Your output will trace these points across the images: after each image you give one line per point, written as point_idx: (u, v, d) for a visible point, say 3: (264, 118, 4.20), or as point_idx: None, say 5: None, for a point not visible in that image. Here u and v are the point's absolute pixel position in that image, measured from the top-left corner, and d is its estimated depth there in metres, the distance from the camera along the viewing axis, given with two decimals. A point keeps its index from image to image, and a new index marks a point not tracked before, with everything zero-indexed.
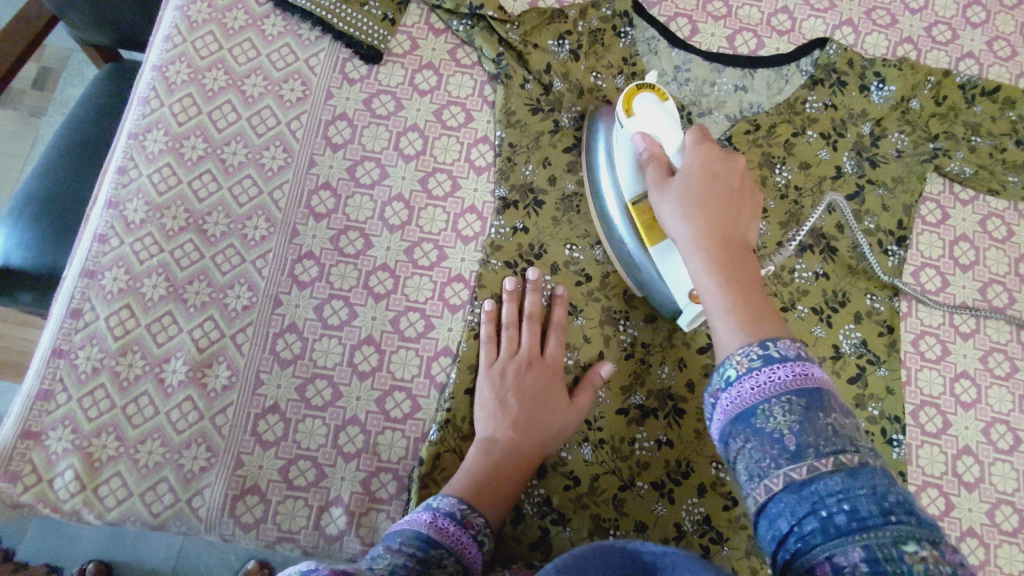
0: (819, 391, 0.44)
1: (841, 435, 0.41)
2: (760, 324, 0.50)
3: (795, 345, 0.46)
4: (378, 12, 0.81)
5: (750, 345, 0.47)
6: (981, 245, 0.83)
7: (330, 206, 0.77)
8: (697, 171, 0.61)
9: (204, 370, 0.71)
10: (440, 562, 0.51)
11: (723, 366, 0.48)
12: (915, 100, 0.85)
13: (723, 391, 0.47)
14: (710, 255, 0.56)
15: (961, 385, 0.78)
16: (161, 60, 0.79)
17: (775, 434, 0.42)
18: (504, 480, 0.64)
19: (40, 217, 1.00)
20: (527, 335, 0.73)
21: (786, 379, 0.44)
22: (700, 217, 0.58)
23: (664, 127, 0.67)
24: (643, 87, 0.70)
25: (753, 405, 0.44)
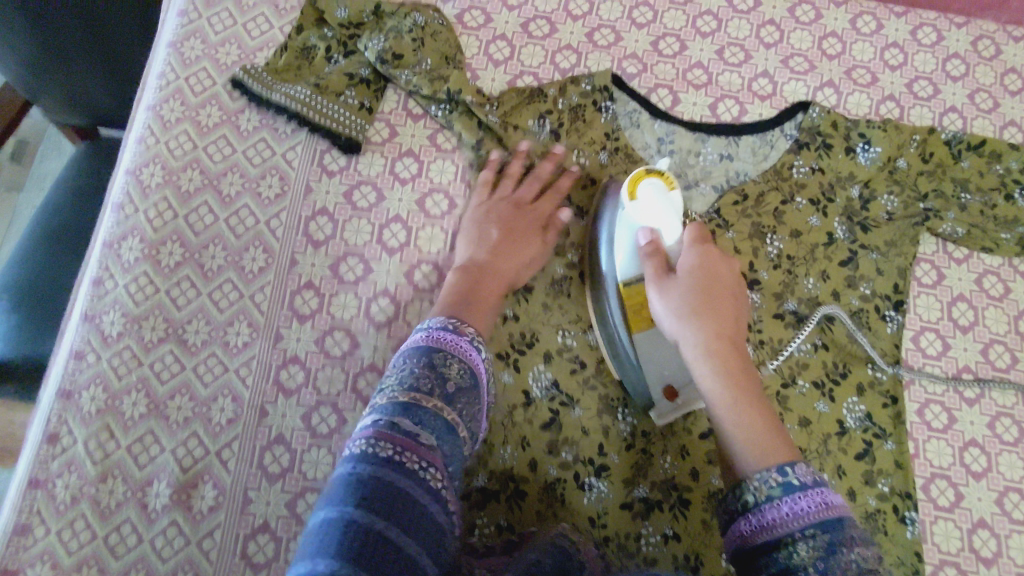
0: (842, 520, 0.48)
1: (866, 572, 0.45)
2: (770, 438, 0.55)
3: (812, 470, 0.51)
4: (355, 102, 0.80)
5: (768, 471, 0.52)
6: (980, 304, 0.81)
7: (314, 306, 0.74)
8: (699, 274, 0.62)
9: (189, 491, 0.68)
10: (444, 365, 0.54)
11: (742, 490, 0.52)
12: (902, 159, 0.84)
13: (745, 516, 0.51)
14: (718, 364, 0.59)
15: (970, 454, 0.76)
16: (134, 163, 0.77)
17: (800, 572, 0.47)
18: (481, 300, 0.68)
19: (21, 305, 0.93)
20: (515, 183, 0.77)
21: (808, 507, 0.48)
22: (703, 322, 0.60)
23: (670, 219, 0.64)
24: (650, 172, 0.66)
25: (777, 531, 0.49)
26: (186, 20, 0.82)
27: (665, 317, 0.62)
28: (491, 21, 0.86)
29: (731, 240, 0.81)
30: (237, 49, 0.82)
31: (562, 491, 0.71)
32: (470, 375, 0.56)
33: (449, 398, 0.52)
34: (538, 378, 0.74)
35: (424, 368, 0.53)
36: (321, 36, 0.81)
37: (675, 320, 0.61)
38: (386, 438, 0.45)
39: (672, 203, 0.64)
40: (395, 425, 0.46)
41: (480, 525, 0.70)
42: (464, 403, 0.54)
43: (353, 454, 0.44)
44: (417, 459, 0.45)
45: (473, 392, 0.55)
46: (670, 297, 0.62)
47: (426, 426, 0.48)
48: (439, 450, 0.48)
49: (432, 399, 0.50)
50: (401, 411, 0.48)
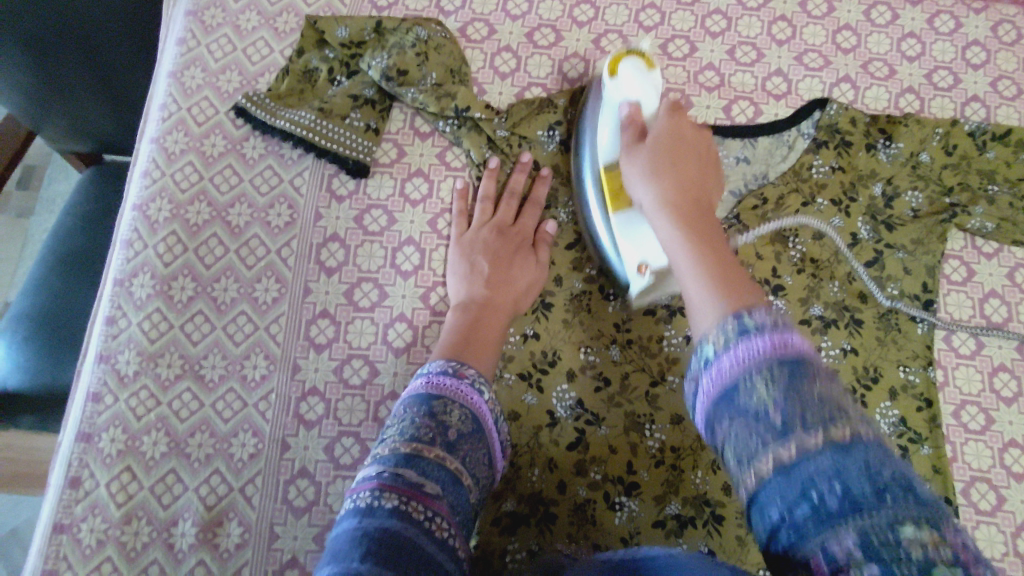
0: (802, 356, 0.37)
1: (830, 405, 0.35)
2: (729, 287, 0.47)
3: (776, 313, 0.40)
4: (360, 123, 0.78)
5: (727, 319, 0.41)
6: (1013, 299, 0.79)
7: (330, 334, 0.73)
8: (669, 137, 0.61)
9: (214, 529, 0.67)
10: (444, 411, 0.55)
11: (699, 348, 0.42)
12: (925, 153, 0.81)
13: (698, 373, 0.41)
14: (677, 219, 0.56)
15: (1011, 455, 0.74)
16: (141, 198, 0.76)
17: (763, 415, 0.36)
18: (482, 339, 0.66)
19: (37, 333, 0.91)
20: (501, 207, 0.76)
21: (764, 346, 0.38)
22: (666, 181, 0.58)
23: (646, 97, 0.65)
24: (632, 52, 0.66)
25: (732, 382, 0.38)
26: (185, 49, 0.81)
27: (633, 178, 0.61)
28: (495, 33, 0.84)
29: (753, 245, 0.79)
30: (239, 76, 0.81)
31: (592, 512, 0.70)
32: (472, 420, 0.57)
33: (451, 446, 0.53)
34: (562, 398, 0.73)
35: (425, 416, 0.54)
36: (323, 58, 0.80)
37: (643, 180, 0.60)
38: (389, 488, 0.47)
39: (652, 84, 0.65)
40: (399, 476, 0.48)
41: (512, 551, 0.68)
42: (467, 450, 0.55)
43: (358, 507, 0.46)
44: (421, 509, 0.46)
45: (477, 439, 0.56)
46: (638, 160, 0.61)
47: (430, 476, 0.49)
48: (444, 499, 0.49)
49: (434, 449, 0.51)
50: (403, 460, 0.49)
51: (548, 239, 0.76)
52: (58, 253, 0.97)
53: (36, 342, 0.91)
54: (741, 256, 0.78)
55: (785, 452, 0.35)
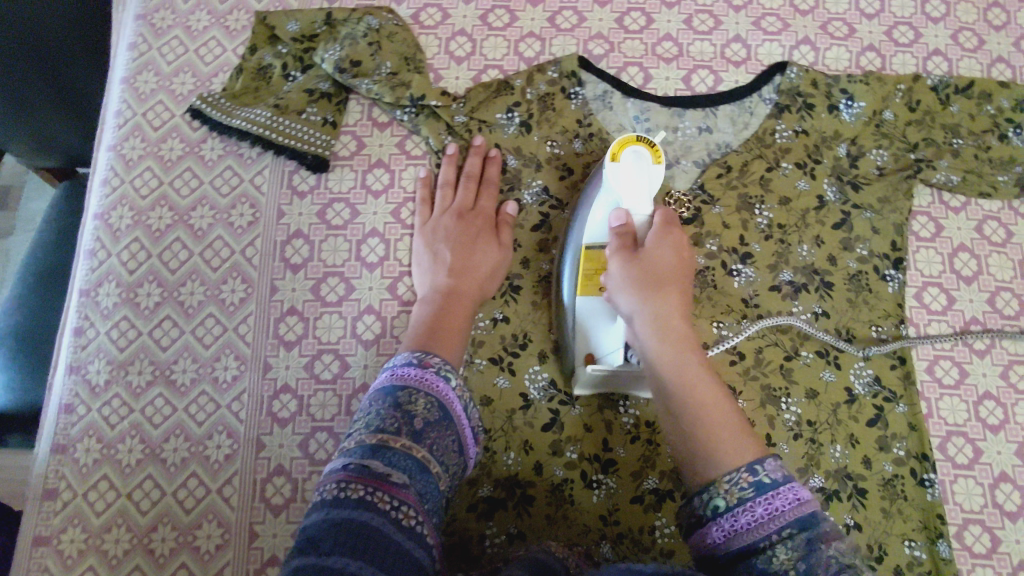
0: (813, 515, 0.46)
1: (847, 565, 0.42)
2: (727, 429, 0.53)
3: (779, 466, 0.50)
4: (317, 118, 0.78)
5: (739, 472, 0.50)
6: (982, 252, 0.79)
7: (299, 331, 0.73)
8: (660, 253, 0.63)
9: (193, 532, 0.68)
10: (410, 402, 0.55)
11: (710, 495, 0.50)
12: (888, 111, 0.81)
13: (715, 521, 0.49)
14: (669, 341, 0.59)
15: (986, 407, 0.74)
16: (101, 208, 0.76)
17: (780, 572, 0.44)
18: (446, 328, 0.66)
19: (20, 350, 0.89)
20: (461, 193, 0.75)
21: (781, 508, 0.47)
22: (660, 300, 0.61)
23: (643, 195, 0.65)
24: (641, 139, 0.65)
25: (750, 542, 0.47)
26: (137, 53, 0.81)
27: (620, 284, 0.62)
28: (448, 17, 0.83)
29: (719, 215, 0.78)
30: (192, 78, 0.80)
31: (570, 492, 0.70)
32: (439, 407, 0.56)
33: (418, 435, 0.53)
34: (535, 379, 0.73)
35: (390, 408, 0.54)
36: (277, 54, 0.79)
37: (631, 293, 0.61)
38: (356, 480, 0.47)
39: (652, 176, 0.65)
40: (364, 468, 0.48)
41: (491, 534, 0.69)
42: (436, 438, 0.55)
43: (325, 499, 0.46)
44: (387, 499, 0.47)
45: (445, 426, 0.56)
46: (630, 267, 0.62)
47: (397, 466, 0.49)
48: (412, 488, 0.49)
49: (400, 440, 0.52)
50: (369, 452, 0.50)
51: (509, 223, 0.75)
52: (37, 269, 0.94)
53: (21, 362, 0.89)
54: (709, 226, 0.78)
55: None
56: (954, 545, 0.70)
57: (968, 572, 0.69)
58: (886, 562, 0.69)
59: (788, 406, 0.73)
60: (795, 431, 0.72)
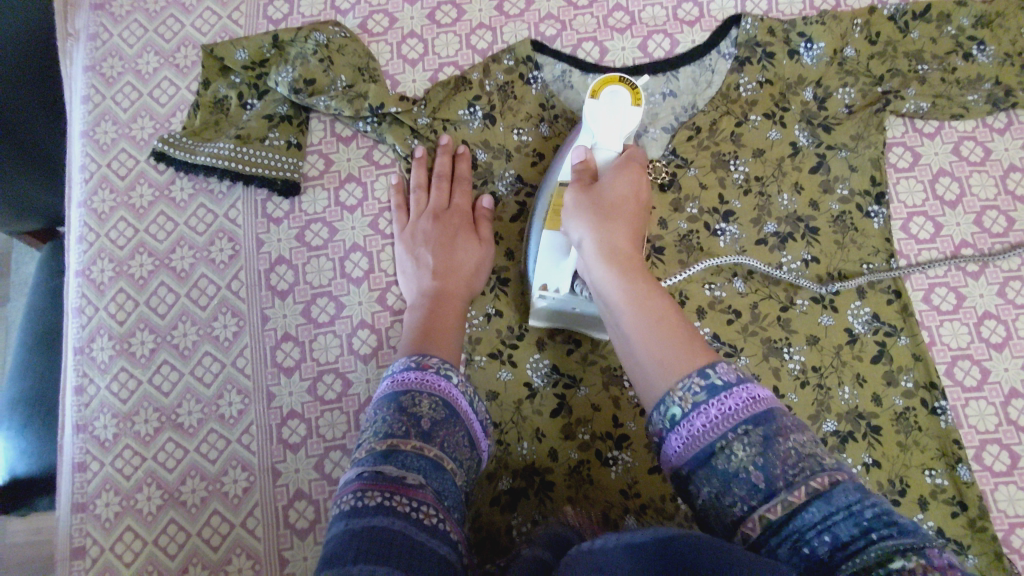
0: (771, 412, 0.44)
1: (803, 457, 0.42)
2: (674, 342, 0.50)
3: (734, 368, 0.47)
4: (281, 142, 0.77)
5: (689, 375, 0.47)
6: (963, 174, 0.78)
7: (297, 356, 0.73)
8: (616, 184, 0.59)
9: (224, 568, 0.68)
10: (415, 404, 0.55)
11: (666, 404, 0.47)
12: (849, 48, 0.80)
13: (672, 431, 0.46)
14: (618, 267, 0.55)
15: (988, 327, 0.74)
16: (83, 264, 0.76)
17: (741, 474, 0.43)
18: (439, 328, 0.66)
19: (31, 416, 0.86)
20: (434, 193, 0.75)
21: (737, 407, 0.44)
22: (611, 224, 0.57)
23: (616, 135, 0.63)
24: (623, 81, 0.63)
25: (710, 442, 0.44)
26: (92, 105, 0.81)
27: (574, 214, 0.59)
28: (396, 21, 0.82)
29: (695, 176, 0.78)
30: (151, 121, 0.80)
31: (587, 472, 0.70)
32: (444, 405, 0.56)
33: (427, 435, 0.53)
34: (536, 367, 0.73)
35: (396, 412, 0.54)
36: (230, 84, 0.79)
37: (583, 221, 0.58)
38: (372, 487, 0.47)
39: (631, 118, 0.63)
40: (379, 474, 0.48)
41: (517, 526, 0.69)
42: (445, 435, 0.55)
43: (344, 510, 0.46)
44: (406, 501, 0.47)
45: (453, 423, 0.56)
46: (583, 196, 0.59)
47: (411, 468, 0.49)
48: (428, 487, 0.49)
49: (410, 442, 0.52)
50: (381, 458, 0.50)
51: (487, 217, 0.75)
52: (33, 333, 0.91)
53: (30, 428, 0.86)
54: (686, 189, 0.78)
55: (772, 505, 0.41)
56: (975, 467, 0.70)
57: (992, 491, 0.70)
58: (910, 494, 0.69)
59: (791, 355, 0.73)
60: (802, 378, 0.72)
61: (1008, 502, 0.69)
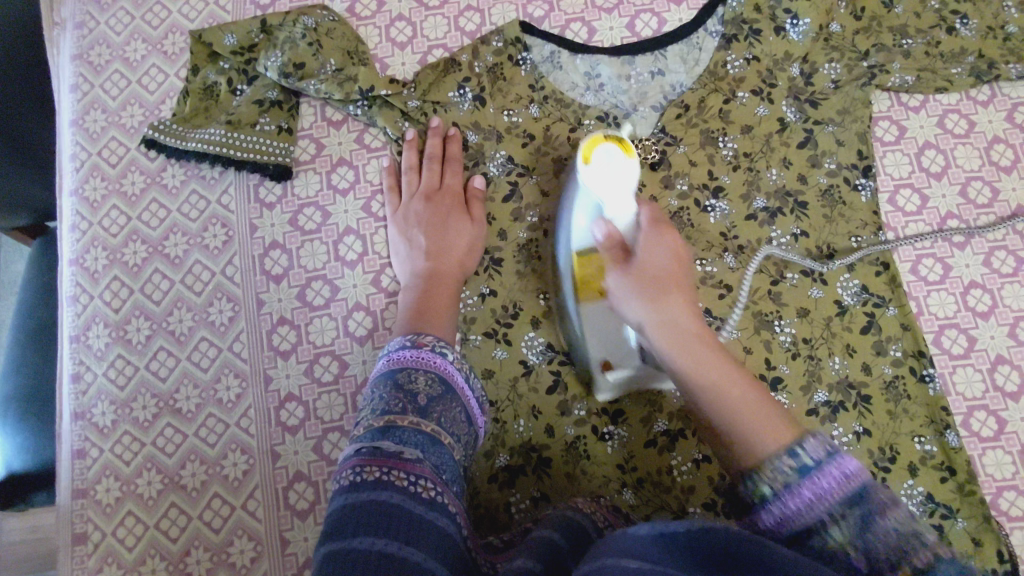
0: (866, 488, 0.42)
1: (906, 536, 0.40)
2: (762, 420, 0.49)
3: (822, 439, 0.44)
4: (272, 127, 0.77)
5: (778, 454, 0.45)
6: (947, 146, 0.79)
7: (293, 339, 0.73)
8: (650, 251, 0.58)
9: (226, 549, 0.68)
10: (411, 382, 0.55)
11: (755, 482, 0.45)
12: (834, 23, 0.81)
13: (764, 510, 0.44)
14: (683, 339, 0.54)
15: (974, 296, 0.75)
16: (76, 252, 0.76)
17: (840, 554, 0.41)
18: (434, 310, 0.67)
19: (26, 412, 0.86)
20: (425, 175, 0.76)
21: (832, 487, 0.42)
22: (665, 303, 0.56)
23: (624, 196, 0.59)
24: (609, 137, 0.60)
25: (805, 522, 0.42)
26: (81, 94, 0.81)
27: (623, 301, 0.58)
28: (384, 5, 0.82)
29: (685, 154, 0.79)
30: (140, 109, 0.80)
31: (584, 448, 0.71)
32: (440, 382, 0.57)
33: (424, 412, 0.54)
34: (532, 345, 0.73)
35: (392, 390, 0.54)
36: (219, 70, 0.79)
37: (635, 306, 0.57)
38: (370, 462, 0.47)
39: (627, 173, 0.59)
40: (377, 450, 0.48)
41: (516, 502, 0.70)
42: (442, 411, 0.55)
43: (343, 486, 0.46)
44: (404, 475, 0.47)
45: (450, 400, 0.56)
46: (625, 270, 0.58)
47: (408, 443, 0.50)
48: (426, 462, 0.50)
49: (407, 418, 0.52)
50: (378, 435, 0.50)
51: (480, 198, 0.76)
52: (26, 329, 0.91)
53: (29, 423, 0.86)
54: (676, 167, 0.78)
55: None
56: (963, 433, 0.72)
57: (980, 456, 0.71)
58: (901, 461, 0.71)
59: (782, 328, 0.74)
60: (793, 350, 0.73)
61: (995, 466, 0.71)
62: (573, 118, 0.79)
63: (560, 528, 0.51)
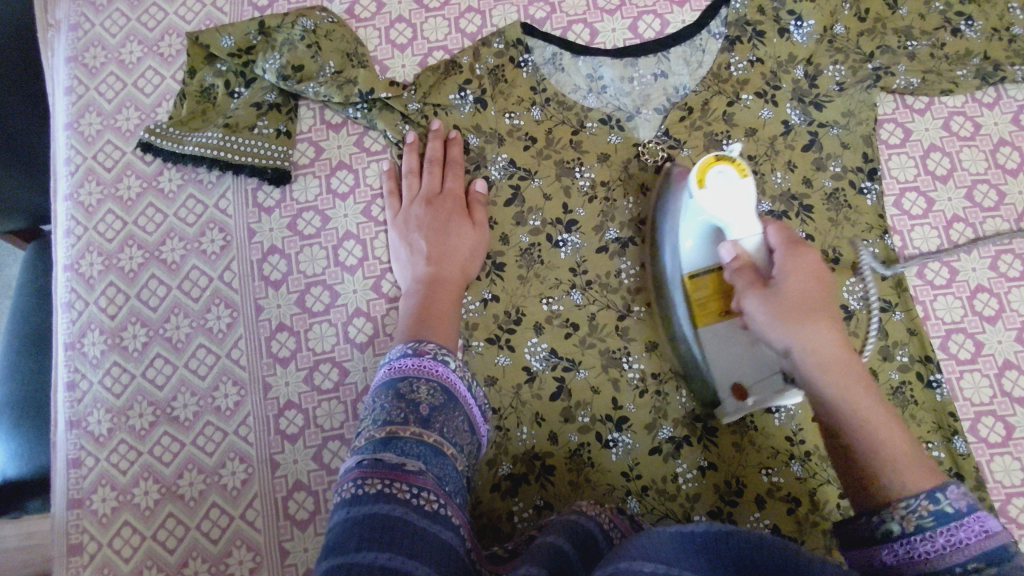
0: (1005, 548, 0.42)
1: None
2: (910, 462, 0.49)
3: (964, 491, 0.45)
4: (270, 130, 0.76)
5: (915, 497, 0.46)
6: (953, 149, 0.79)
7: (292, 346, 0.72)
8: (792, 277, 0.54)
9: (225, 560, 0.67)
10: (413, 391, 0.54)
11: (883, 518, 0.47)
12: (839, 25, 0.80)
13: (887, 546, 0.46)
14: (830, 372, 0.52)
15: (981, 300, 0.75)
16: (70, 258, 0.75)
17: None
18: (435, 317, 0.67)
19: (20, 417, 0.84)
20: (426, 178, 0.75)
21: (967, 539, 0.43)
22: (815, 327, 0.52)
23: (747, 213, 0.60)
24: (723, 158, 0.63)
25: (931, 567, 0.44)
26: (75, 97, 0.79)
27: (765, 329, 0.53)
28: (383, 6, 0.81)
29: (689, 157, 0.78)
30: (136, 112, 0.79)
31: (588, 455, 0.70)
32: (442, 390, 0.55)
33: (426, 421, 0.52)
34: (535, 351, 0.72)
35: (394, 400, 0.53)
36: (216, 72, 0.78)
37: (779, 332, 0.53)
38: (372, 475, 0.46)
39: (744, 191, 0.61)
40: (378, 462, 0.47)
41: (518, 510, 0.69)
42: (444, 420, 0.54)
43: (344, 499, 0.45)
44: (406, 488, 0.46)
45: (454, 408, 0.55)
46: (763, 296, 0.54)
47: (410, 455, 0.48)
48: (428, 473, 0.48)
49: (409, 428, 0.51)
50: (380, 446, 0.49)
51: (482, 202, 0.75)
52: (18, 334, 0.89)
53: (22, 431, 0.84)
54: None
55: None
56: (971, 439, 0.71)
57: (988, 463, 0.70)
58: None
59: None
60: None
61: (1003, 473, 0.70)
62: (575, 121, 0.78)
63: (569, 535, 0.50)
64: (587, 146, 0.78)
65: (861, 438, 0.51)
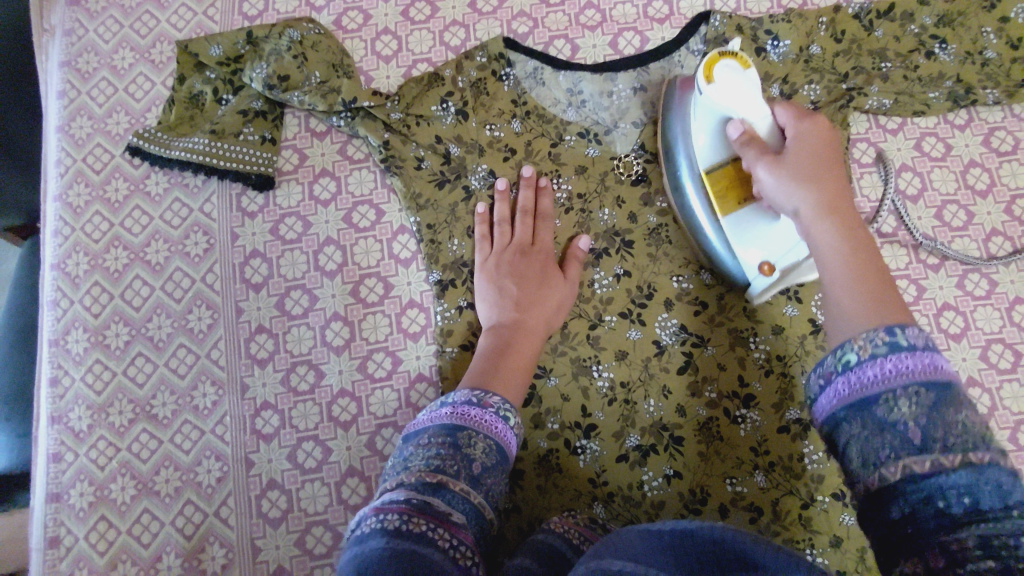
0: (949, 382, 0.41)
1: (972, 433, 0.38)
2: (886, 302, 0.48)
3: (923, 333, 0.43)
4: (255, 137, 0.79)
5: (873, 331, 0.44)
6: (924, 169, 0.80)
7: (270, 348, 0.74)
8: (799, 146, 0.60)
9: (198, 556, 0.69)
10: (469, 443, 0.55)
11: (842, 348, 0.44)
12: (815, 46, 0.81)
13: (841, 376, 0.43)
14: (836, 221, 0.55)
15: (947, 317, 0.76)
16: (58, 257, 0.77)
17: (900, 425, 0.40)
18: (510, 365, 0.67)
19: (13, 411, 0.86)
20: (520, 227, 0.76)
21: (913, 366, 0.41)
22: (819, 188, 0.57)
23: (752, 99, 0.63)
24: (725, 55, 0.65)
25: (873, 391, 0.42)
26: (68, 100, 0.82)
27: (774, 187, 0.59)
28: (370, 18, 0.84)
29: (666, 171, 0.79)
30: (126, 116, 0.81)
31: (556, 460, 0.72)
32: (496, 452, 0.57)
33: (475, 480, 0.54)
34: None
35: (449, 449, 0.54)
36: (205, 80, 0.80)
37: (786, 190, 0.58)
38: (417, 514, 0.47)
39: (749, 80, 0.64)
40: (426, 504, 0.48)
41: None
42: (491, 484, 0.55)
43: (384, 529, 0.45)
44: (448, 536, 0.46)
45: (500, 470, 0.57)
46: (774, 163, 0.60)
47: (455, 507, 0.50)
48: (468, 529, 0.49)
49: (458, 482, 0.52)
50: (430, 490, 0.50)
51: (579, 257, 0.76)
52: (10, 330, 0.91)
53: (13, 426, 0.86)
54: (655, 183, 0.79)
55: (921, 461, 0.38)
56: None
57: None
58: None
59: (757, 344, 0.74)
60: (767, 367, 0.73)
61: None
62: (554, 133, 0.80)
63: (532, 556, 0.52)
64: (565, 158, 0.79)
65: (845, 275, 0.51)
